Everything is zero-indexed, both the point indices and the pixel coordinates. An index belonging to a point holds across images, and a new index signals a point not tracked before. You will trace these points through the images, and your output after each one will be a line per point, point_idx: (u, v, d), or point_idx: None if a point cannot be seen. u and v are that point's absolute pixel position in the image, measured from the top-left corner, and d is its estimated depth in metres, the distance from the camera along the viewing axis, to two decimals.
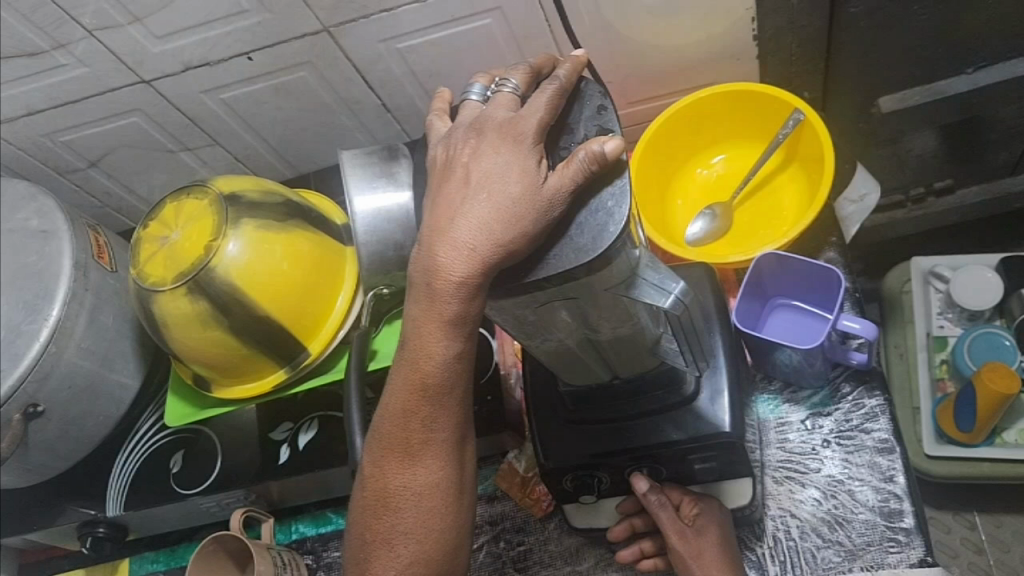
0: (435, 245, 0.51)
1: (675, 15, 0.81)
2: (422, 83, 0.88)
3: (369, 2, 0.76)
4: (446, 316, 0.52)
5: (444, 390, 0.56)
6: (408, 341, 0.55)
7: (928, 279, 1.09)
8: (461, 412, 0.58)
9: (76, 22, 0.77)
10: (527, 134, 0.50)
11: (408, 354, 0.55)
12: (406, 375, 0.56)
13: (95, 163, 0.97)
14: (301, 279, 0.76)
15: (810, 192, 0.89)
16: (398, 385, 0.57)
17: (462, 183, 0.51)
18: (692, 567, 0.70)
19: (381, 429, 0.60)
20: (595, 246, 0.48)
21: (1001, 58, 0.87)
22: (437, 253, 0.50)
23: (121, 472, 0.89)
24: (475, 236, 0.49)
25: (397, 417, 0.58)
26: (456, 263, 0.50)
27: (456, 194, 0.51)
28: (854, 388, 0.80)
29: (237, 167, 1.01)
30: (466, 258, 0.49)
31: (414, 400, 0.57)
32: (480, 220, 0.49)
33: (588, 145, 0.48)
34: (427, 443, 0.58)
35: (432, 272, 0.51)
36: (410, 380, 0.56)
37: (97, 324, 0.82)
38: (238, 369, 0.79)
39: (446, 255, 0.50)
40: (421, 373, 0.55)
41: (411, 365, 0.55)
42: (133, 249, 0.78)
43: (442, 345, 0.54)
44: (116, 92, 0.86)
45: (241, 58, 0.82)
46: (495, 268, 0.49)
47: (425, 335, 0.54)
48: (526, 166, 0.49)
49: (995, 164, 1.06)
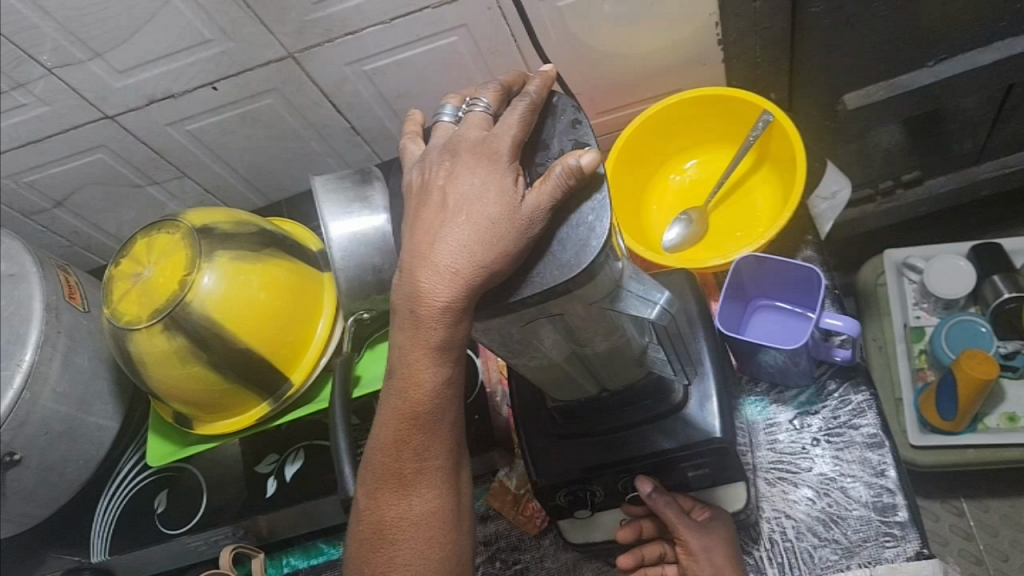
0: (417, 271, 0.50)
1: (639, 24, 0.81)
2: (390, 104, 0.87)
3: (333, 25, 0.75)
4: (433, 343, 0.51)
5: (435, 418, 0.55)
6: (396, 370, 0.54)
7: (901, 271, 1.10)
8: (453, 437, 0.57)
9: (35, 61, 0.75)
10: (503, 152, 0.50)
11: (397, 384, 0.55)
12: (395, 405, 0.56)
13: (61, 203, 0.95)
14: (279, 308, 0.74)
15: (783, 192, 0.89)
16: (387, 415, 0.56)
17: (440, 207, 0.51)
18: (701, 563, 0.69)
19: (374, 461, 0.59)
20: (579, 260, 0.47)
21: (958, 50, 0.89)
22: (419, 280, 0.50)
23: (104, 517, 0.87)
24: (457, 259, 0.49)
25: (389, 447, 0.57)
26: (439, 288, 0.49)
27: (435, 218, 0.50)
28: (839, 384, 0.80)
29: (207, 199, 0.99)
30: (449, 282, 0.49)
31: (405, 430, 0.56)
32: (461, 242, 0.49)
33: (565, 159, 0.47)
34: (420, 471, 0.57)
35: (416, 299, 0.50)
36: (399, 409, 0.55)
37: (72, 367, 0.80)
38: (219, 404, 0.77)
39: (428, 281, 0.49)
40: (410, 401, 0.55)
41: (400, 395, 0.55)
42: (106, 287, 0.76)
43: (429, 372, 0.53)
44: (80, 129, 0.84)
45: (206, 88, 0.81)
46: (478, 289, 0.49)
47: (412, 363, 0.53)
48: (503, 185, 0.49)
49: (960, 152, 1.08)
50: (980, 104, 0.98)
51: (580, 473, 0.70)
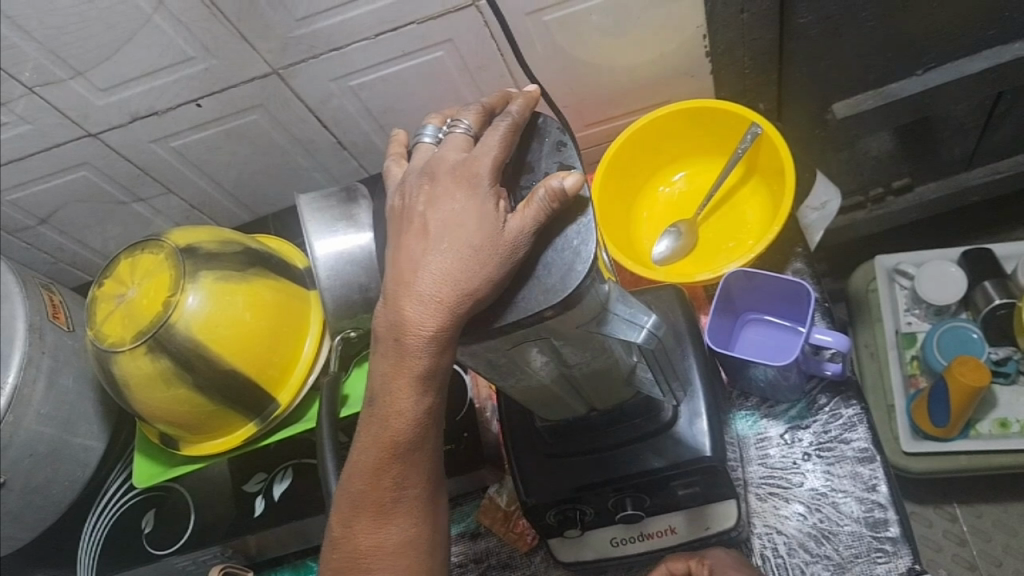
0: (400, 298, 0.49)
1: (627, 36, 0.80)
2: (376, 119, 0.87)
3: (318, 41, 0.75)
4: (416, 373, 0.51)
5: (416, 447, 0.55)
6: (378, 398, 0.54)
7: (893, 277, 1.10)
8: (432, 466, 0.57)
9: (15, 80, 0.75)
10: (484, 175, 0.49)
11: (378, 412, 0.54)
12: (375, 433, 0.55)
13: (45, 220, 0.94)
14: (264, 329, 0.74)
15: (772, 204, 0.89)
16: (368, 443, 0.56)
17: (422, 235, 0.50)
18: None
19: (352, 488, 0.58)
20: (563, 285, 0.47)
21: (946, 59, 0.89)
22: (403, 307, 0.49)
23: (91, 538, 0.86)
24: (441, 288, 0.48)
25: (368, 475, 0.57)
26: (423, 317, 0.48)
27: (418, 246, 0.50)
28: (830, 399, 0.80)
29: (193, 214, 0.99)
30: (434, 310, 0.48)
31: (386, 459, 0.55)
32: (445, 271, 0.48)
33: (547, 182, 0.47)
34: (399, 499, 0.57)
35: (399, 326, 0.50)
36: (380, 438, 0.55)
37: (56, 388, 0.79)
38: (205, 426, 0.77)
39: (413, 309, 0.49)
40: (392, 431, 0.54)
41: (382, 424, 0.54)
42: (90, 309, 0.76)
43: (411, 402, 0.52)
44: (63, 147, 0.83)
45: (190, 105, 0.81)
46: (463, 318, 0.48)
47: (395, 392, 0.52)
48: (485, 210, 0.48)
49: (950, 159, 1.08)
50: (969, 112, 0.98)
51: (569, 493, 0.69)
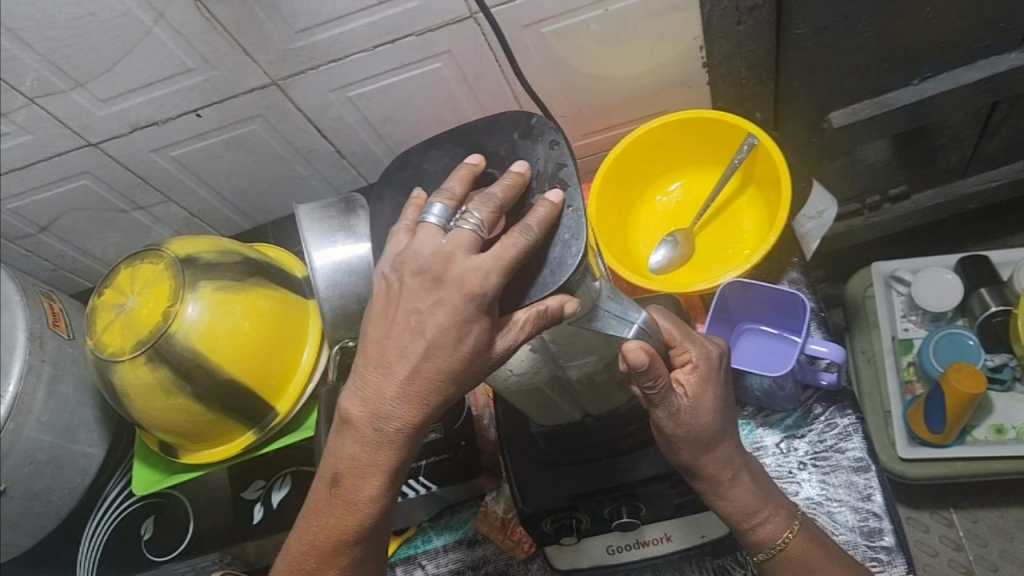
0: (377, 373, 0.53)
1: (624, 48, 0.81)
2: (375, 129, 0.87)
3: (317, 53, 0.75)
4: (381, 450, 0.55)
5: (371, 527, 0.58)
6: (340, 475, 0.56)
7: (890, 283, 1.10)
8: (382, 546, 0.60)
9: (16, 91, 0.75)
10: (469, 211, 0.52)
11: (338, 492, 0.57)
12: (333, 511, 0.57)
13: (45, 228, 0.94)
14: (263, 339, 0.74)
15: (768, 214, 0.89)
16: (322, 519, 0.58)
17: (414, 303, 0.52)
18: (751, 523, 0.67)
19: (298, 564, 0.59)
20: (558, 275, 0.51)
21: (942, 69, 0.90)
22: (381, 383, 0.53)
23: (90, 545, 0.87)
24: (424, 364, 0.52)
25: (318, 554, 0.58)
26: (400, 394, 0.53)
27: (407, 316, 0.52)
28: (826, 408, 0.80)
29: (193, 222, 0.99)
30: (413, 385, 0.52)
31: (341, 540, 0.57)
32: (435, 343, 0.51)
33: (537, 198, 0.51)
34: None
35: (374, 402, 0.54)
36: (338, 518, 0.57)
37: (57, 396, 0.79)
38: (204, 435, 0.77)
39: (390, 386, 0.53)
40: (351, 510, 0.56)
41: (341, 503, 0.57)
42: (89, 318, 0.76)
43: (375, 484, 0.56)
44: (63, 157, 0.84)
45: (190, 116, 0.81)
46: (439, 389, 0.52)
47: (361, 468, 0.56)
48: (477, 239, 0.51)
49: (946, 167, 1.08)
50: (965, 121, 0.99)
51: (565, 501, 0.69)
